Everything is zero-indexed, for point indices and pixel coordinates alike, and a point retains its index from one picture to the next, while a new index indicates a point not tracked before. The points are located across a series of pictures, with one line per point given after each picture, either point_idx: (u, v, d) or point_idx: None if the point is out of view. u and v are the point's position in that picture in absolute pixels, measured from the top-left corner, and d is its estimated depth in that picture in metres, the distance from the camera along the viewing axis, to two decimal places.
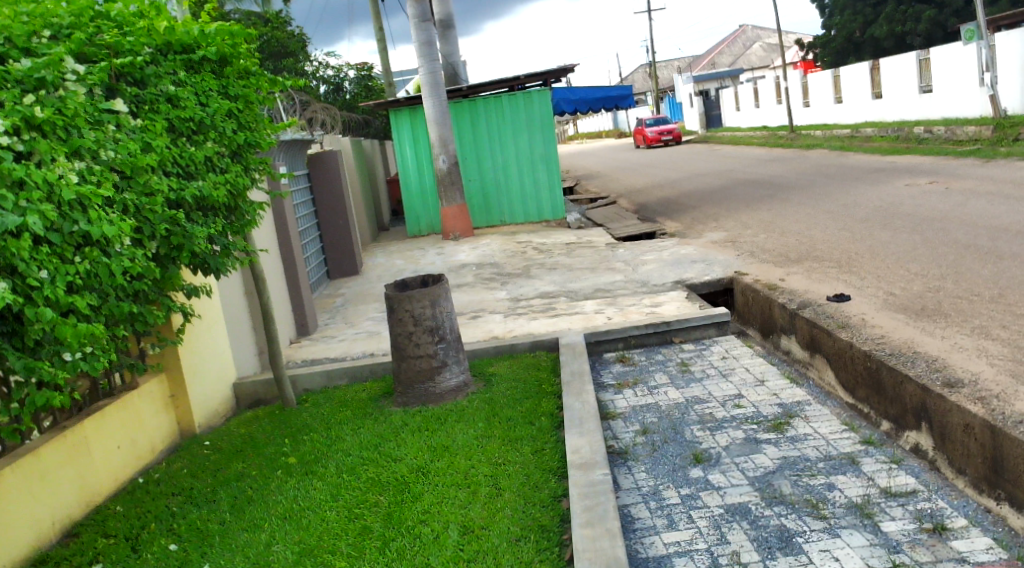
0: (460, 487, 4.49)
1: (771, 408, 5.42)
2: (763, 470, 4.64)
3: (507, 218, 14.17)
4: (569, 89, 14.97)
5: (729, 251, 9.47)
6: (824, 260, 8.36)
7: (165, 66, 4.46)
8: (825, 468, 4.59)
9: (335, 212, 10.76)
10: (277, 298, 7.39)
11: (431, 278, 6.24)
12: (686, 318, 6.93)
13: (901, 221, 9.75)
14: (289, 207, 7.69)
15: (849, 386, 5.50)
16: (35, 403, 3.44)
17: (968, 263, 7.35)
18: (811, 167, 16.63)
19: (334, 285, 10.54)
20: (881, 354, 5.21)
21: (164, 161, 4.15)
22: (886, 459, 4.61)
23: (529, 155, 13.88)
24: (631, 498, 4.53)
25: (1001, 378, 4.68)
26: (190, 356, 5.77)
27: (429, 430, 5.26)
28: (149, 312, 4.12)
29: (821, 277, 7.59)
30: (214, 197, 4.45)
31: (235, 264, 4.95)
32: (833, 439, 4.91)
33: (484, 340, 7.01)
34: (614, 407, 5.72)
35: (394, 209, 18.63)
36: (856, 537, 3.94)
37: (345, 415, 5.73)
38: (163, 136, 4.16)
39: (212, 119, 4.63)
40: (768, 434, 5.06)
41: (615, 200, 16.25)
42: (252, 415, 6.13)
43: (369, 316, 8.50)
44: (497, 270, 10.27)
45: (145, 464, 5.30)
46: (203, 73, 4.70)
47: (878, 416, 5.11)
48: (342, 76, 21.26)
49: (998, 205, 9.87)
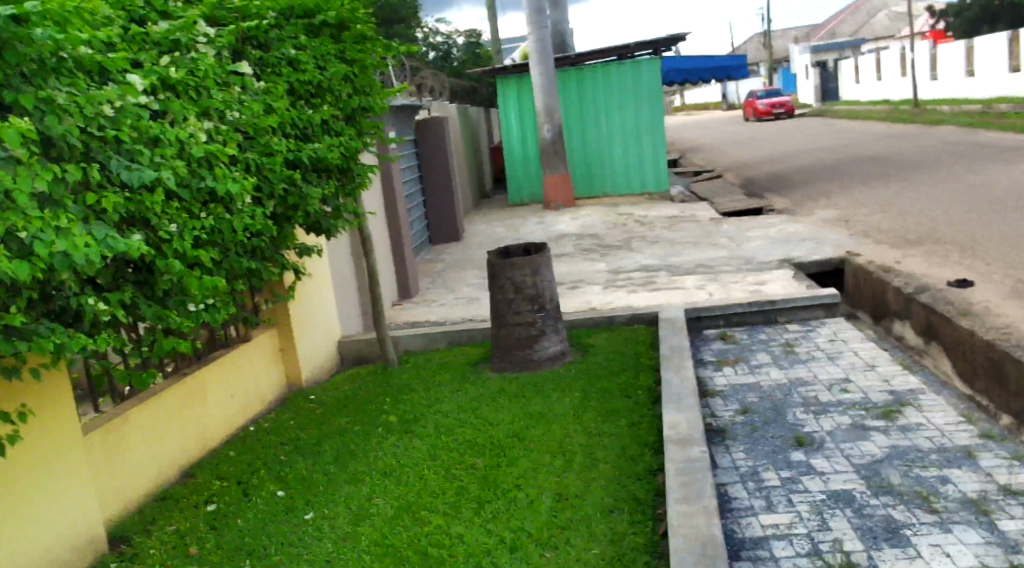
0: (556, 454, 4.51)
1: (881, 396, 5.25)
2: (870, 459, 4.50)
3: (609, 189, 14.03)
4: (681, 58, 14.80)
5: (843, 230, 9.11)
6: (945, 242, 8.03)
7: (285, 23, 4.54)
8: (938, 461, 4.42)
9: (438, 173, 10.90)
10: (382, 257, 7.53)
11: (532, 246, 6.19)
12: (794, 298, 6.75)
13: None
14: (397, 172, 7.82)
15: (968, 378, 5.28)
16: (160, 350, 3.59)
17: None
18: (942, 145, 15.80)
19: (435, 250, 10.62)
20: (1006, 345, 4.98)
21: (284, 122, 4.25)
22: (1007, 456, 4.41)
23: (634, 125, 13.68)
24: (729, 477, 4.46)
25: None
26: (300, 313, 5.95)
27: (529, 397, 5.30)
28: (266, 269, 4.27)
29: (941, 261, 7.28)
30: (330, 159, 4.54)
31: (344, 227, 5.04)
32: (949, 432, 4.72)
33: (581, 311, 6.98)
34: (715, 385, 5.64)
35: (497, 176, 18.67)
36: (971, 534, 3.79)
37: (446, 376, 5.83)
38: (283, 98, 4.25)
39: (330, 82, 4.72)
40: (875, 423, 4.91)
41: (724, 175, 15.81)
42: (355, 371, 6.28)
43: (467, 283, 8.54)
44: (596, 241, 10.19)
45: (257, 413, 5.51)
46: (323, 37, 4.78)
47: (999, 410, 4.89)
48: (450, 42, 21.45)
49: None
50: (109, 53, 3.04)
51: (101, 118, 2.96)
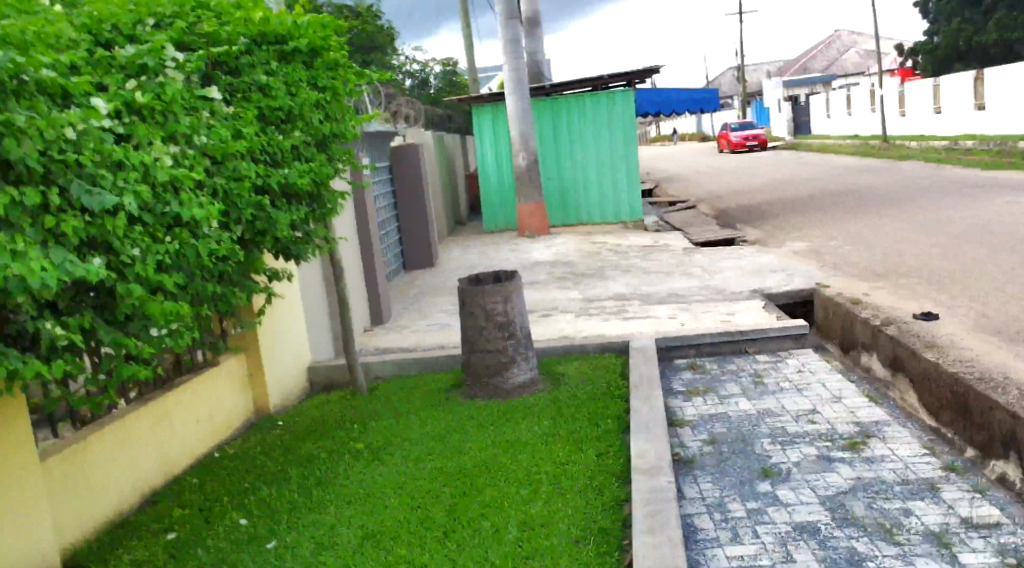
0: (523, 484, 5.06)
1: (848, 426, 6.01)
2: (836, 490, 5.15)
3: (584, 217, 15.65)
4: (654, 91, 16.71)
5: (813, 263, 10.42)
6: (411, 323, 9.03)
7: (260, 58, 5.27)
8: (901, 491, 5.08)
9: (416, 200, 12.04)
10: (318, 308, 7.66)
11: (502, 274, 6.92)
12: (762, 329, 7.69)
13: (997, 240, 10.65)
14: (367, 194, 8.80)
15: (933, 410, 6.07)
16: (120, 372, 4.08)
17: (535, 325, 8.49)
18: (905, 181, 17.88)
19: (409, 276, 11.86)
20: (884, 436, 5.83)
21: (239, 199, 4.78)
22: (966, 488, 5.09)
23: (610, 156, 15.35)
24: (697, 508, 5.08)
25: (975, 436, 5.52)
26: (265, 342, 6.66)
27: (369, 459, 5.61)
28: (229, 293, 4.96)
29: (407, 343, 8.20)
30: (296, 184, 5.21)
31: (316, 250, 5.74)
32: (912, 463, 5.43)
33: (557, 339, 7.79)
34: (684, 415, 6.39)
35: (472, 203, 20.33)
36: (856, 506, 4.95)
37: (198, 462, 5.79)
38: (244, 179, 4.74)
39: (257, 172, 4.94)
40: (844, 452, 5.61)
41: (696, 205, 17.86)
42: (242, 446, 6.05)
43: (441, 308, 9.60)
44: (572, 269, 11.36)
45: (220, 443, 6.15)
46: (247, 123, 4.89)
47: (961, 442, 5.63)
48: (399, 78, 24.00)
49: (549, 266, 11.73)
50: (54, 77, 3.49)
51: (61, 142, 3.49)
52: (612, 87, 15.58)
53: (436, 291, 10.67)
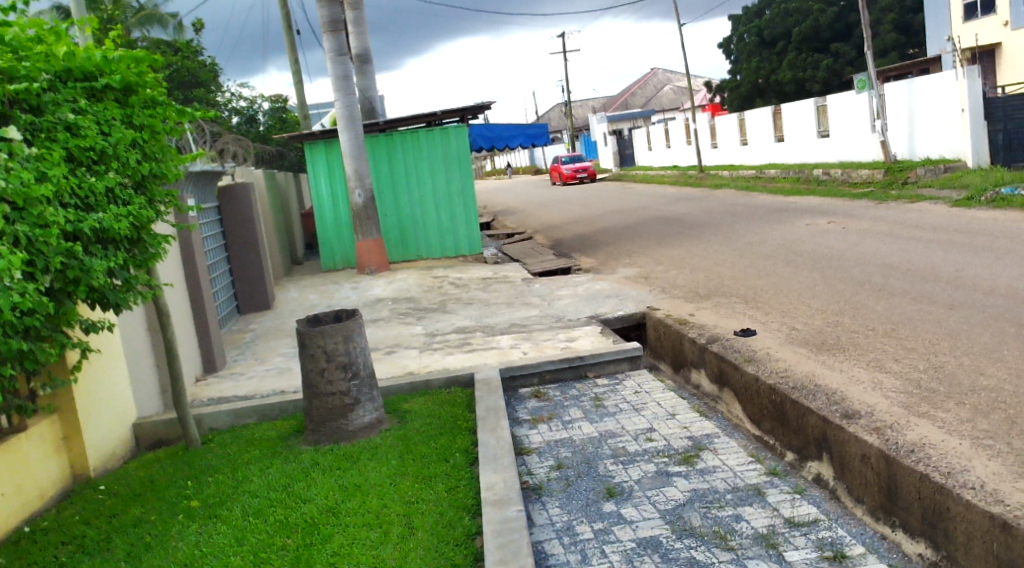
0: (372, 527, 4.98)
1: (681, 441, 6.26)
2: (674, 503, 5.36)
3: (423, 252, 15.68)
4: (487, 126, 17.09)
5: (642, 287, 10.85)
6: (249, 368, 8.76)
7: (68, 97, 5.01)
8: (732, 499, 5.34)
9: (248, 242, 11.70)
10: (145, 357, 7.31)
11: (342, 312, 6.83)
12: (599, 353, 7.91)
13: (803, 259, 11.45)
14: (195, 236, 8.49)
15: (756, 419, 6.43)
16: None
17: (377, 362, 8.42)
18: (719, 208, 18.95)
19: (245, 320, 11.48)
20: (714, 446, 6.15)
21: (52, 249, 4.50)
22: (789, 490, 5.42)
23: (446, 191, 15.47)
24: (547, 534, 5.15)
25: (793, 441, 5.89)
26: (86, 399, 6.24)
27: (208, 514, 5.38)
28: (39, 349, 4.68)
29: (246, 388, 7.95)
30: (114, 228, 4.97)
31: (137, 296, 5.49)
32: (740, 470, 5.72)
33: (401, 376, 7.73)
34: (529, 443, 6.49)
35: (308, 242, 19.96)
36: (694, 516, 5.17)
37: (16, 534, 5.36)
38: (54, 225, 4.45)
39: (70, 218, 4.67)
40: (679, 466, 5.84)
41: (531, 236, 18.24)
42: (64, 514, 5.63)
43: (280, 351, 9.35)
44: (412, 305, 11.33)
45: (35, 510, 5.70)
46: (57, 164, 4.61)
47: (782, 447, 5.99)
48: (225, 115, 23.38)
49: (389, 302, 11.68)
50: None
51: None
52: (444, 122, 15.75)
53: (274, 333, 10.38)
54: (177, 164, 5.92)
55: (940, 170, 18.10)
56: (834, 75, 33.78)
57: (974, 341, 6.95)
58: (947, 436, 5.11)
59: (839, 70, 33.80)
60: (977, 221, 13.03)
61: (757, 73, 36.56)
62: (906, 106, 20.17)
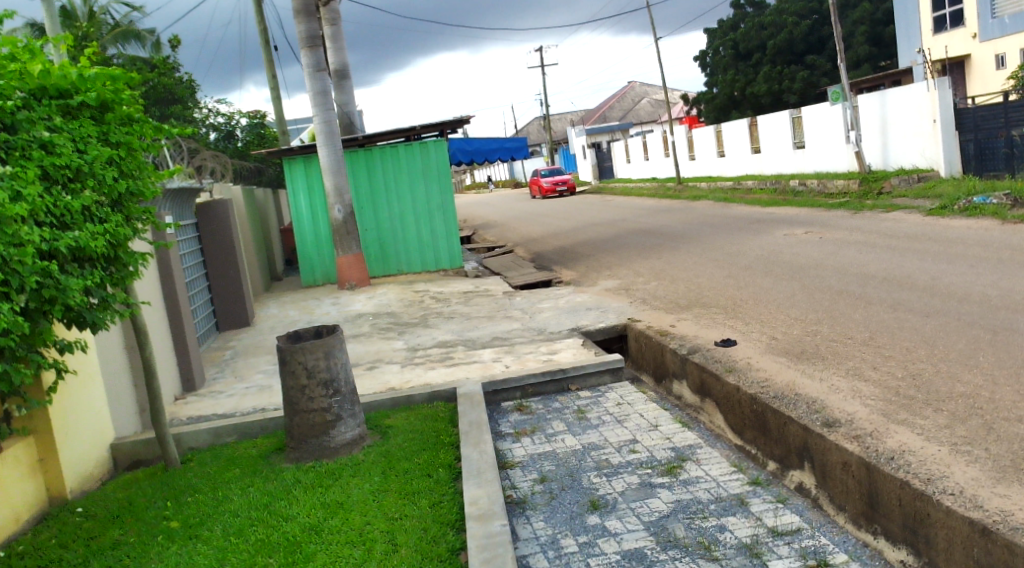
0: (355, 545, 4.95)
1: (664, 452, 6.27)
2: (658, 514, 5.36)
3: (403, 267, 15.66)
4: (465, 140, 16.97)
5: (623, 299, 10.87)
6: (230, 386, 8.70)
7: (43, 115, 4.97)
8: (716, 509, 5.35)
9: (227, 259, 11.64)
10: (123, 377, 7.24)
11: (323, 328, 6.80)
12: (581, 366, 7.92)
13: (781, 269, 11.51)
14: (173, 255, 8.43)
15: (737, 428, 6.45)
16: None
17: (359, 378, 8.38)
18: (698, 219, 19.03)
19: (224, 338, 11.41)
20: (697, 457, 6.16)
21: (26, 268, 4.46)
22: (772, 499, 5.43)
23: (426, 206, 15.47)
24: (532, 548, 5.14)
25: (776, 450, 5.91)
26: (60, 421, 6.15)
27: (189, 535, 5.32)
28: (15, 370, 4.63)
29: (226, 406, 7.89)
30: (90, 247, 4.93)
31: (114, 315, 5.45)
32: (724, 481, 5.73)
33: (383, 392, 7.70)
34: (512, 457, 6.47)
35: (287, 258, 19.88)
36: (678, 528, 5.17)
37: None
38: (29, 245, 4.41)
39: (45, 237, 4.63)
40: (662, 478, 5.85)
41: (511, 249, 18.25)
42: (42, 538, 5.55)
43: (260, 368, 9.30)
44: (394, 319, 11.31)
45: (10, 535, 5.61)
46: (32, 183, 4.57)
47: (764, 457, 6.00)
48: (203, 132, 23.30)
49: (369, 317, 11.64)
50: None
51: None
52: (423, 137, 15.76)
53: (253, 350, 10.32)
54: (155, 181, 5.88)
55: (914, 179, 18.29)
56: (809, 86, 34.07)
57: (950, 348, 7.01)
58: (926, 443, 5.15)
59: (814, 81, 34.09)
60: (951, 230, 13.15)
61: (733, 86, 36.84)
62: (879, 117, 20.35)
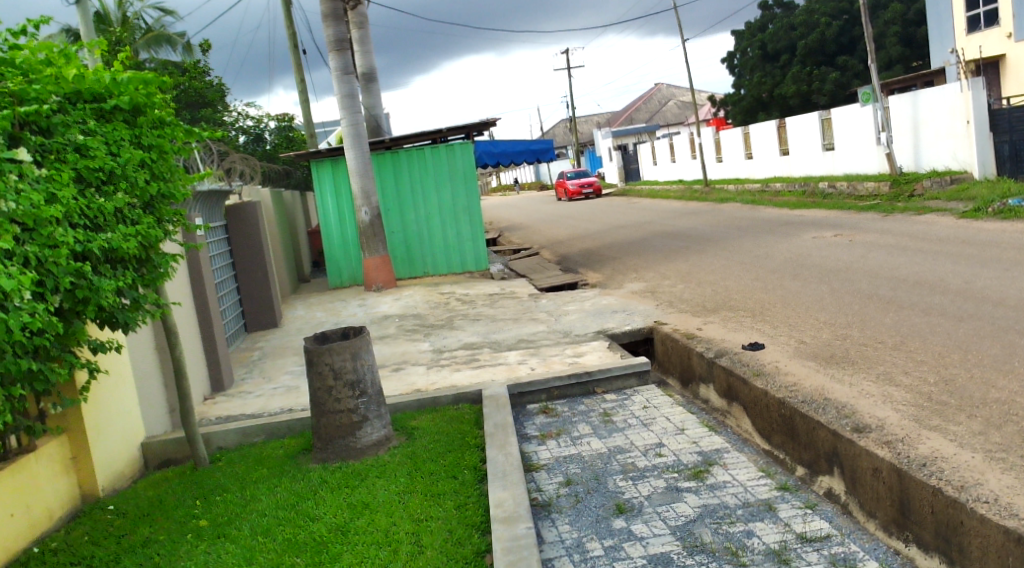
0: (381, 545, 4.96)
1: (691, 456, 6.24)
2: (685, 518, 5.33)
3: (430, 269, 15.70)
4: (491, 142, 16.98)
5: (650, 301, 10.83)
6: (259, 386, 8.77)
7: (77, 119, 5.03)
8: (744, 515, 5.31)
9: (255, 261, 11.73)
10: (152, 377, 7.29)
11: (350, 330, 6.83)
12: (608, 369, 7.90)
13: (810, 272, 11.41)
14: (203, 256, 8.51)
15: (765, 433, 6.40)
16: None
17: (386, 379, 8.42)
18: (725, 222, 18.92)
19: (252, 338, 11.50)
20: (723, 461, 6.11)
21: (61, 266, 4.52)
22: (800, 505, 5.38)
23: (452, 208, 15.50)
24: (557, 551, 5.13)
25: (804, 456, 5.85)
26: (93, 419, 6.22)
27: (217, 535, 5.36)
28: (49, 370, 4.70)
29: (254, 407, 7.95)
30: (122, 248, 4.99)
31: (145, 316, 5.51)
32: (751, 486, 5.69)
33: (409, 393, 7.73)
34: (538, 459, 6.47)
35: (315, 259, 20.00)
36: (704, 532, 5.14)
37: (27, 555, 5.36)
38: (64, 246, 4.47)
39: (79, 238, 4.69)
40: (689, 482, 5.81)
41: (537, 251, 18.24)
42: (74, 535, 5.61)
43: (288, 369, 9.36)
44: (420, 321, 11.34)
45: (44, 531, 5.68)
46: (66, 186, 4.63)
47: (792, 462, 5.95)
48: (232, 134, 23.53)
49: (396, 319, 11.69)
50: None
51: None
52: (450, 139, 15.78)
53: (281, 351, 10.39)
54: (185, 184, 5.93)
55: (946, 181, 18.10)
56: (839, 87, 33.76)
57: (984, 353, 6.92)
58: (959, 449, 5.08)
59: (844, 83, 33.78)
60: (985, 233, 12.98)
61: (761, 88, 36.64)
62: (911, 119, 20.14)
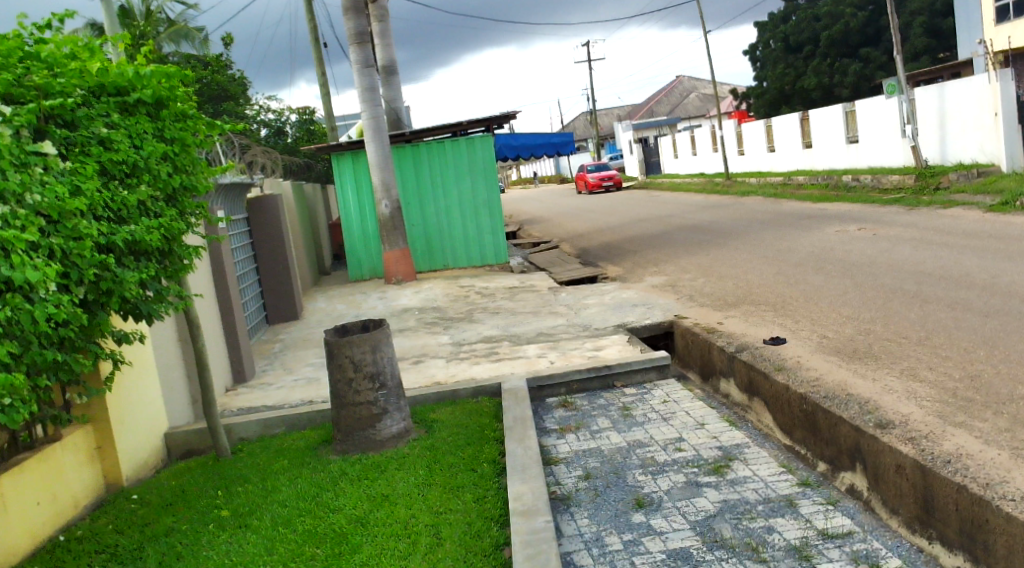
0: (401, 537, 4.98)
1: (711, 451, 6.22)
2: (705, 513, 5.31)
3: (450, 262, 15.71)
4: (511, 136, 16.99)
5: (670, 295, 10.79)
6: (280, 378, 8.82)
7: (102, 112, 5.06)
8: (764, 510, 5.28)
9: (276, 254, 11.78)
10: (175, 368, 7.35)
11: (370, 322, 6.85)
12: (627, 363, 7.88)
13: (833, 266, 11.32)
14: (226, 248, 8.56)
15: (786, 428, 6.37)
16: None
17: (406, 371, 8.44)
18: (748, 215, 18.81)
19: (274, 330, 11.56)
20: (744, 456, 6.08)
21: (86, 257, 4.56)
22: (821, 501, 5.35)
23: (472, 201, 15.50)
24: (575, 545, 5.13)
25: (826, 452, 5.81)
26: (117, 409, 6.28)
27: (239, 524, 5.40)
28: (73, 360, 4.74)
29: (275, 399, 8.00)
30: (144, 241, 5.02)
31: (168, 307, 5.54)
32: (772, 481, 5.66)
33: (428, 386, 7.74)
34: (558, 453, 6.47)
35: (336, 252, 20.10)
36: (724, 527, 5.13)
37: (52, 542, 5.42)
38: (88, 237, 4.51)
39: (103, 230, 4.73)
40: (709, 477, 5.79)
41: (557, 244, 18.22)
42: (98, 523, 5.67)
43: (309, 361, 9.40)
44: (439, 314, 11.35)
45: (69, 519, 5.74)
46: (90, 178, 4.67)
47: (813, 458, 5.92)
48: (254, 127, 23.64)
49: (416, 312, 11.71)
50: None
51: None
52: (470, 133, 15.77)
53: (302, 343, 10.44)
54: (208, 177, 5.95)
55: (974, 174, 17.90)
56: (863, 79, 33.45)
57: (1010, 349, 6.84)
58: (984, 447, 5.03)
59: (868, 74, 33.47)
60: (1013, 227, 12.81)
61: (783, 80, 36.37)
62: (937, 111, 19.92)
